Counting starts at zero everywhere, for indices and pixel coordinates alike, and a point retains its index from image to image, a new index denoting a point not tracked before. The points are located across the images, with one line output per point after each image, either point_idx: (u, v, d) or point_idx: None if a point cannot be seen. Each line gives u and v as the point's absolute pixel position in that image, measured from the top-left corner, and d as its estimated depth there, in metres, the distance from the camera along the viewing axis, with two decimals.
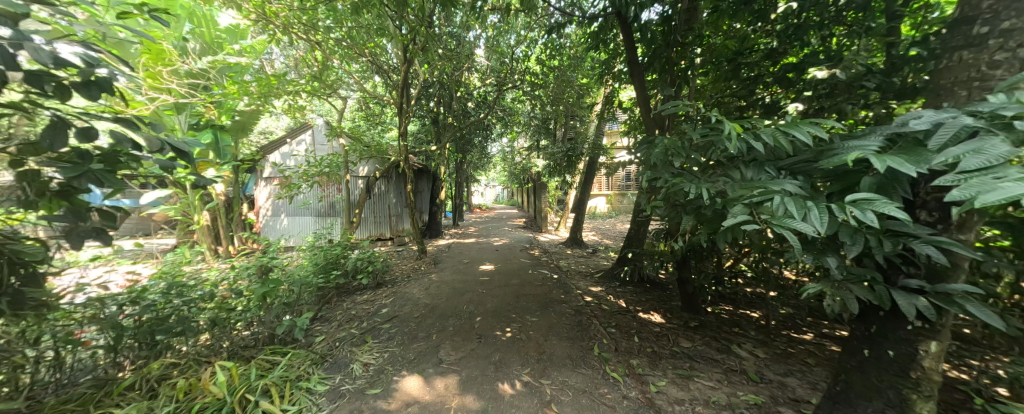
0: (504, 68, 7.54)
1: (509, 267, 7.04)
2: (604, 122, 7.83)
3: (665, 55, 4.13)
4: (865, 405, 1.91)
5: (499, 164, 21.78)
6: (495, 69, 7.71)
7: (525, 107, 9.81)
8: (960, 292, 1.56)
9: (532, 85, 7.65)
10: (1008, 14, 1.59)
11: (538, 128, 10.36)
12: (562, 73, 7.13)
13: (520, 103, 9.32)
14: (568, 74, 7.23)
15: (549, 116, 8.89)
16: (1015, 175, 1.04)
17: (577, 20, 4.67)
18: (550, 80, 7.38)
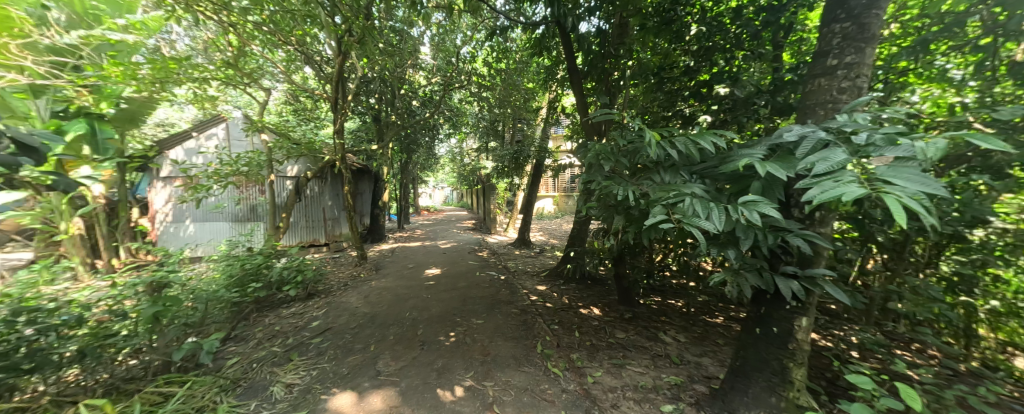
0: (451, 68, 7.42)
1: (456, 270, 6.92)
2: (550, 126, 8.10)
3: (601, 65, 4.47)
4: (756, 377, 2.23)
5: (447, 164, 21.39)
6: (442, 68, 7.58)
7: (473, 108, 9.74)
8: (821, 275, 1.90)
9: (479, 86, 7.61)
10: (849, 51, 1.99)
11: (485, 129, 10.34)
12: (509, 76, 7.21)
13: (468, 104, 9.24)
14: (515, 77, 7.28)
15: (498, 118, 8.96)
16: (849, 178, 1.29)
17: (522, 26, 4.77)
18: (497, 82, 7.42)
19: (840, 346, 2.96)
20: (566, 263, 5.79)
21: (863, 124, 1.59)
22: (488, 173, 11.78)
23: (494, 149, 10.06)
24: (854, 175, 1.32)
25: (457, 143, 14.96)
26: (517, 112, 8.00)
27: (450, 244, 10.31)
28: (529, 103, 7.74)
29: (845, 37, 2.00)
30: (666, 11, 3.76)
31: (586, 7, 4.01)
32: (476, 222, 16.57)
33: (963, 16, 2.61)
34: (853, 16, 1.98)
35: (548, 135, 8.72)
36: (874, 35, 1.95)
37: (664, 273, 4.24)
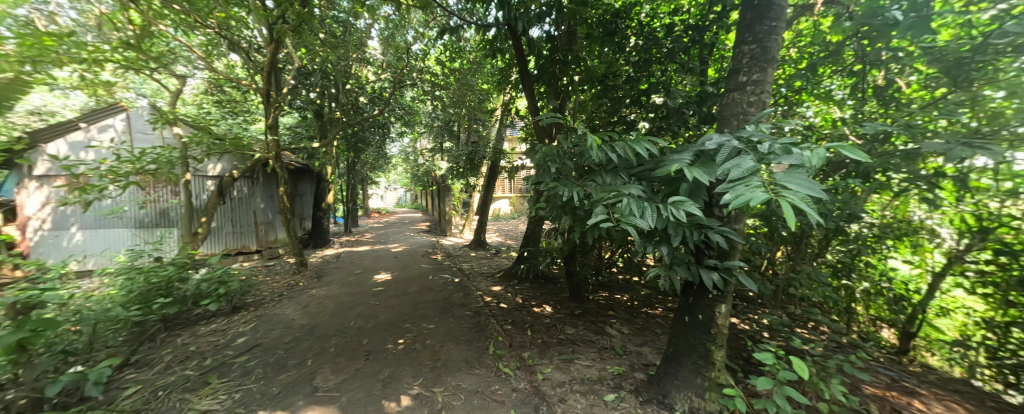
0: (401, 65, 7.13)
1: (408, 274, 6.67)
2: (505, 127, 8.12)
3: (552, 71, 4.36)
4: (685, 361, 2.44)
5: (399, 165, 20.58)
6: (392, 64, 7.25)
7: (426, 107, 9.46)
8: (735, 266, 2.15)
9: (432, 85, 7.39)
10: (756, 69, 2.28)
11: (439, 129, 10.08)
12: (462, 76, 6.99)
13: (421, 103, 8.93)
14: (469, 78, 7.05)
15: (452, 118, 8.76)
16: (755, 183, 1.48)
17: (475, 27, 4.74)
18: (451, 82, 7.26)
19: (753, 328, 3.37)
20: (519, 263, 5.85)
21: (767, 135, 1.82)
22: (442, 174, 11.52)
23: (448, 149, 9.85)
24: (759, 180, 1.51)
25: (410, 142, 14.45)
26: (472, 114, 7.92)
27: (402, 247, 9.90)
28: (484, 104, 7.70)
29: (753, 58, 2.28)
30: (608, 23, 3.99)
31: (539, 11, 4.07)
32: (432, 224, 16.18)
33: (841, 46, 3.14)
34: (758, 39, 2.27)
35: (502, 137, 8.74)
36: (773, 57, 2.26)
37: (609, 270, 4.49)
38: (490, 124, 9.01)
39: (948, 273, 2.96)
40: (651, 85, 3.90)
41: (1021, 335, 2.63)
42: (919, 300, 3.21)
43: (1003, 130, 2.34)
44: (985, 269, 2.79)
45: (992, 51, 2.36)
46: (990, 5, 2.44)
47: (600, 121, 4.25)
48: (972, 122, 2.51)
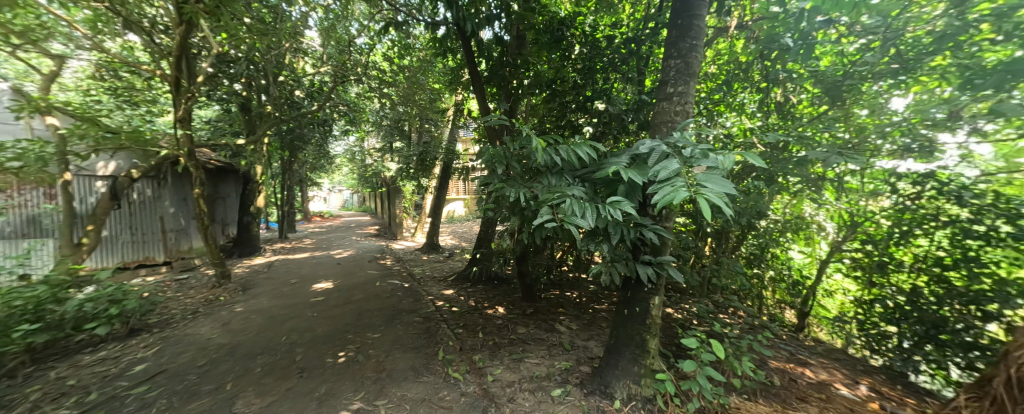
0: (343, 59, 6.68)
1: (353, 281, 6.28)
2: (458, 128, 7.99)
3: (501, 73, 4.47)
4: (624, 351, 2.60)
5: (345, 165, 19.34)
6: (335, 58, 6.78)
7: (373, 105, 8.97)
8: (666, 261, 2.36)
9: (379, 82, 7.03)
10: (681, 82, 2.52)
11: (388, 129, 9.62)
12: (412, 74, 6.73)
13: (367, 100, 8.46)
14: (419, 76, 6.82)
15: (402, 117, 8.41)
16: (680, 183, 1.66)
17: (424, 25, 4.65)
18: (400, 80, 6.96)
19: (684, 317, 3.70)
20: (472, 265, 5.81)
21: (690, 141, 2.03)
22: (392, 176, 11.03)
23: (398, 150, 9.43)
24: (683, 181, 1.69)
25: (355, 141, 13.62)
26: (423, 113, 7.67)
27: (346, 253, 9.31)
28: (436, 103, 7.49)
29: (678, 72, 2.53)
30: (554, 30, 4.17)
31: (489, 14, 4.14)
32: (381, 227, 15.43)
33: (751, 66, 3.61)
34: (682, 55, 2.52)
35: (455, 139, 8.59)
36: (694, 72, 2.53)
37: (560, 269, 4.66)
38: (442, 124, 8.80)
39: (831, 260, 3.58)
40: (595, 93, 4.12)
41: (880, 309, 3.19)
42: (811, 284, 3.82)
43: (867, 142, 2.93)
44: (857, 256, 3.42)
45: (857, 77, 2.90)
46: (856, 38, 2.97)
47: (550, 125, 4.41)
48: (844, 134, 3.09)
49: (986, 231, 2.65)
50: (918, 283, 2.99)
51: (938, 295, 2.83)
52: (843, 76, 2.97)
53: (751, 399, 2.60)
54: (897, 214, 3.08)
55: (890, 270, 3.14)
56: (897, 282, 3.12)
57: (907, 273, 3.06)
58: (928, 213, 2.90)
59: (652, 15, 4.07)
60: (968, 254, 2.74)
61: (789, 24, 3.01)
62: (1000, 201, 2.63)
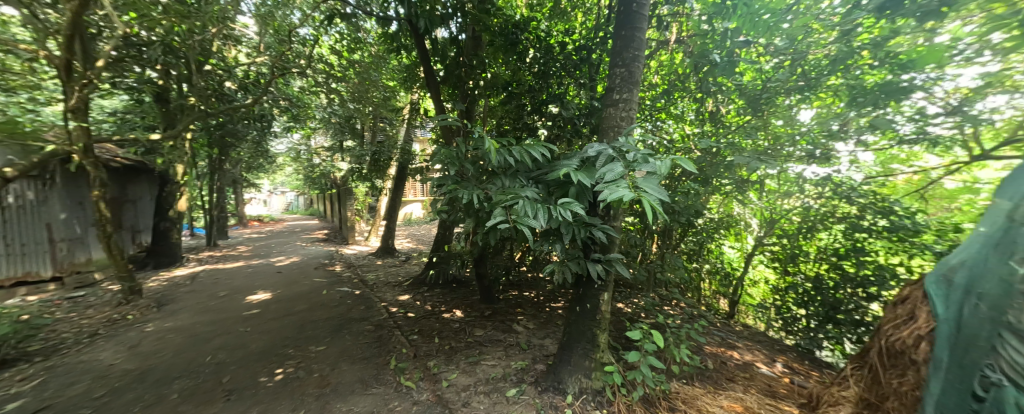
0: (285, 50, 6.22)
1: (295, 291, 5.85)
2: (414, 128, 7.76)
3: (457, 73, 4.44)
4: (576, 347, 2.69)
5: (288, 165, 17.95)
6: (275, 49, 6.29)
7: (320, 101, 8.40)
8: (614, 258, 2.50)
9: (326, 77, 6.63)
10: (626, 90, 2.68)
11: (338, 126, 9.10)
12: (363, 69, 6.43)
13: (314, 96, 7.94)
14: (371, 73, 6.53)
15: (352, 115, 8.00)
16: (623, 184, 1.79)
17: (373, 19, 4.46)
18: (351, 75, 6.63)
19: (631, 311, 3.91)
20: (429, 269, 5.69)
21: (633, 146, 2.16)
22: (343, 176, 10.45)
23: (348, 149, 8.93)
24: (626, 182, 1.82)
25: (299, 139, 12.68)
26: (377, 111, 7.37)
27: (289, 260, 8.64)
28: (390, 101, 7.23)
29: (623, 80, 2.69)
30: (508, 33, 4.24)
31: (443, 12, 4.06)
32: (331, 231, 14.55)
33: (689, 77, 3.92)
34: (625, 64, 2.69)
35: (411, 138, 8.34)
36: (637, 80, 2.70)
37: (519, 269, 4.63)
38: (397, 124, 8.49)
39: (755, 253, 4.03)
40: (549, 97, 4.23)
41: (794, 294, 3.74)
42: (738, 275, 4.28)
43: (781, 149, 3.38)
44: (775, 249, 3.91)
45: (772, 91, 3.35)
46: (768, 58, 3.38)
47: (509, 127, 4.48)
48: (764, 142, 3.49)
49: (869, 225, 3.24)
50: (822, 272, 3.53)
51: (837, 280, 3.39)
52: (761, 90, 3.41)
53: (688, 382, 2.85)
54: (805, 212, 3.56)
55: (797, 257, 3.71)
56: (806, 270, 3.67)
57: (810, 261, 3.63)
58: (828, 210, 3.43)
59: (601, 26, 4.26)
60: (856, 245, 3.30)
61: (717, 42, 3.39)
62: (878, 200, 3.18)
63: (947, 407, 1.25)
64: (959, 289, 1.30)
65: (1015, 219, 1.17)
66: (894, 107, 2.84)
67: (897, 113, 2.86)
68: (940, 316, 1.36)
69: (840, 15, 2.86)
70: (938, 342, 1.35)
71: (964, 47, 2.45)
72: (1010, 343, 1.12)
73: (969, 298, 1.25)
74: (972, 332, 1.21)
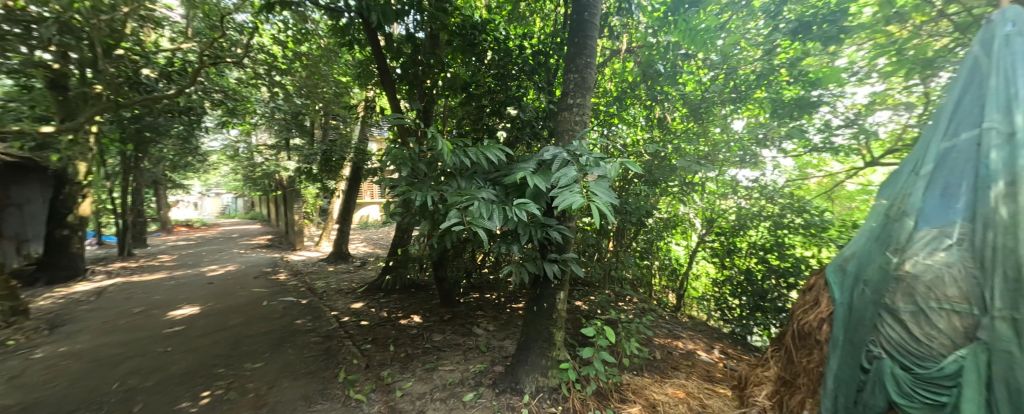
0: (218, 37, 5.68)
1: (230, 304, 5.35)
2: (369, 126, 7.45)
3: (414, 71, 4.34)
4: (533, 347, 2.73)
5: (224, 165, 16.39)
6: (208, 36, 5.73)
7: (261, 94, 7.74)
8: (570, 258, 2.58)
9: (268, 69, 6.15)
10: (578, 95, 2.79)
11: (282, 123, 8.48)
12: (312, 63, 6.06)
13: (254, 90, 7.33)
14: (320, 66, 6.17)
15: (300, 112, 7.50)
16: (575, 189, 1.86)
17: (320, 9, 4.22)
18: (298, 68, 6.21)
19: (588, 308, 4.02)
20: (385, 274, 5.48)
21: (586, 150, 2.25)
22: (289, 177, 9.75)
23: (294, 148, 8.33)
24: (579, 187, 1.90)
25: (237, 136, 11.61)
26: (328, 108, 6.99)
27: (225, 270, 7.89)
28: (342, 98, 6.89)
29: (577, 86, 2.79)
30: (466, 33, 4.23)
31: (398, 8, 3.95)
32: (276, 236, 13.53)
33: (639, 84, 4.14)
34: (579, 70, 2.79)
35: (367, 137, 8.00)
36: (590, 86, 2.82)
37: (481, 271, 4.62)
38: (350, 121, 8.07)
39: (698, 250, 4.36)
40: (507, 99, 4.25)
41: (730, 287, 4.11)
42: (683, 269, 4.60)
43: (718, 155, 3.72)
44: (714, 246, 4.24)
45: (709, 102, 3.62)
46: (707, 71, 3.67)
47: (468, 128, 4.44)
48: (704, 148, 3.81)
49: (788, 222, 3.66)
50: (752, 265, 3.89)
51: (763, 273, 3.77)
52: (701, 100, 3.66)
53: (638, 373, 3.02)
54: (739, 211, 3.93)
55: (733, 252, 4.03)
56: (738, 264, 4.00)
57: (742, 256, 3.97)
58: (756, 210, 3.82)
59: (558, 32, 4.39)
60: (779, 240, 3.71)
61: (662, 54, 3.63)
62: (794, 201, 3.64)
63: (841, 380, 1.46)
64: (851, 277, 1.53)
65: (891, 215, 1.47)
66: (807, 119, 3.25)
67: (810, 125, 3.27)
68: (837, 300, 1.58)
69: (763, 37, 3.36)
70: (836, 323, 1.55)
71: (857, 70, 2.98)
72: (885, 321, 1.34)
73: (858, 285, 1.47)
74: (861, 313, 1.42)
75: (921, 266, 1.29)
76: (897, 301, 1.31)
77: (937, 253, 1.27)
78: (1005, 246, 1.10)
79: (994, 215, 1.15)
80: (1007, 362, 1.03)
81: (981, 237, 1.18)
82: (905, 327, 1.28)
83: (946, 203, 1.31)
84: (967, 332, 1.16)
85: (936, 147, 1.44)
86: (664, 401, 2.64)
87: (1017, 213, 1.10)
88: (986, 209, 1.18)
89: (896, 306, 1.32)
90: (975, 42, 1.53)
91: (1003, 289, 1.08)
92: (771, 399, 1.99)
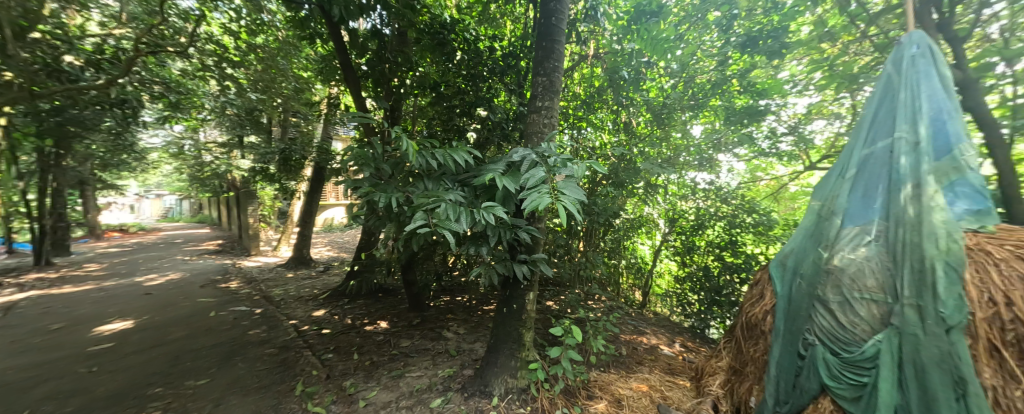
0: (157, 24, 5.21)
1: (171, 316, 4.91)
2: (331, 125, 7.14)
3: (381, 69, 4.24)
4: (502, 348, 2.72)
5: (167, 164, 15.06)
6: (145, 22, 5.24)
7: (210, 88, 7.20)
8: (540, 258, 2.59)
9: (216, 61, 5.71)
10: (546, 98, 2.82)
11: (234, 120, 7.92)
12: (268, 56, 5.72)
13: (200, 83, 6.80)
14: (277, 60, 5.84)
15: (255, 108, 7.06)
16: (542, 189, 1.88)
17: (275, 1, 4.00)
18: (251, 61, 5.83)
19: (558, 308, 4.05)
20: (349, 279, 5.28)
21: (554, 152, 2.27)
22: (242, 178, 9.12)
23: (248, 146, 7.80)
24: (547, 188, 1.92)
25: (182, 132, 10.68)
26: (286, 104, 6.62)
27: (168, 279, 7.25)
28: (302, 94, 6.55)
29: (545, 89, 2.82)
30: (435, 32, 4.18)
31: (362, 3, 3.84)
32: (229, 241, 12.64)
33: None
34: (546, 74, 2.83)
35: (330, 136, 7.67)
36: (557, 89, 2.86)
37: (451, 274, 4.55)
38: (312, 118, 7.68)
39: (661, 249, 4.54)
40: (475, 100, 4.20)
41: (689, 283, 4.32)
42: (649, 267, 4.70)
43: (679, 158, 3.90)
44: (675, 245, 4.43)
45: (670, 107, 3.76)
46: (668, 79, 3.85)
47: (436, 128, 4.37)
48: (667, 151, 3.93)
49: (741, 221, 3.91)
50: (709, 262, 4.11)
51: (719, 269, 4.00)
52: (662, 106, 3.81)
53: (605, 370, 3.09)
54: (697, 212, 4.16)
55: (692, 249, 4.23)
56: (697, 261, 4.21)
57: (700, 254, 4.19)
58: (713, 210, 4.06)
59: (526, 36, 4.42)
60: (732, 239, 3.95)
61: (625, 61, 3.75)
62: (744, 203, 3.90)
63: (782, 366, 1.58)
64: (789, 272, 1.68)
65: (823, 215, 1.63)
66: (756, 126, 3.58)
67: (758, 131, 3.61)
68: (778, 293, 1.71)
69: (716, 49, 3.66)
70: (777, 314, 1.68)
71: (797, 82, 3.34)
72: (819, 311, 1.48)
73: (796, 279, 1.62)
74: (799, 305, 1.56)
75: (846, 260, 1.45)
76: (828, 292, 1.46)
77: (859, 249, 1.43)
78: (912, 242, 1.28)
79: (904, 216, 1.34)
80: (916, 342, 1.20)
81: (894, 234, 1.36)
82: (834, 315, 1.43)
83: (866, 204, 1.49)
84: (882, 318, 1.32)
85: (856, 154, 1.63)
86: (628, 395, 2.73)
87: (922, 214, 1.29)
88: (898, 210, 1.36)
89: (826, 296, 1.47)
90: (887, 60, 1.73)
91: (912, 279, 1.25)
92: (724, 387, 2.11)
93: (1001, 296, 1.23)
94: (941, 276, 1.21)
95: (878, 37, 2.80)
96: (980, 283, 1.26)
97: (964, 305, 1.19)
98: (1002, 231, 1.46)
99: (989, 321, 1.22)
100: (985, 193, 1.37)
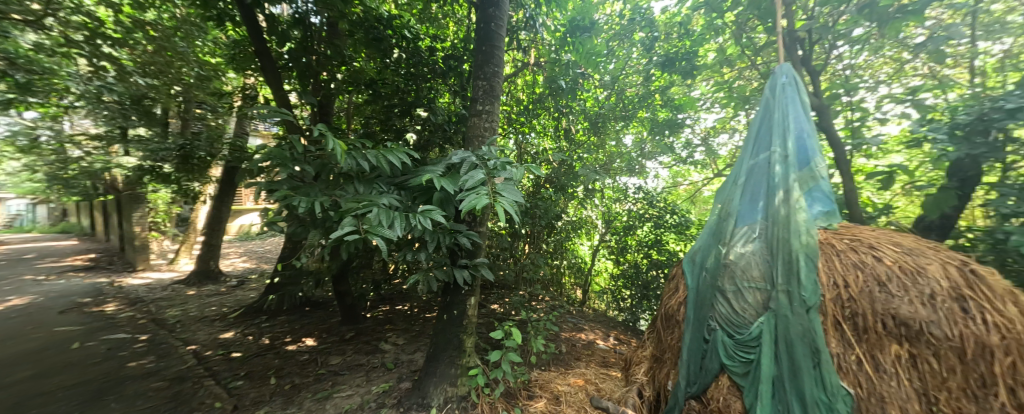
0: None
1: (18, 351, 3.91)
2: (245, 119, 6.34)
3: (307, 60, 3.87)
4: (442, 356, 2.61)
5: (15, 161, 12.07)
6: None
7: (79, 69, 5.93)
8: (481, 263, 2.52)
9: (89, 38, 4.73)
10: (486, 102, 2.79)
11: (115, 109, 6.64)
12: (162, 37, 4.89)
13: (65, 63, 5.58)
14: (175, 42, 5.02)
15: (144, 97, 5.98)
16: (481, 191, 1.83)
17: None
18: (140, 41, 4.94)
19: (501, 311, 4.03)
20: (268, 293, 4.70)
21: (495, 155, 2.24)
22: (127, 178, 7.66)
23: (135, 140, 6.57)
24: (486, 189, 1.88)
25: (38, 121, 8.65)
26: (188, 93, 5.73)
27: (15, 304, 5.79)
28: (208, 83, 5.71)
29: (485, 92, 2.79)
30: (369, 27, 3.95)
31: None
32: (108, 254, 10.53)
33: None
34: (487, 78, 2.81)
35: (244, 132, 6.80)
36: (497, 94, 2.84)
37: (389, 282, 4.28)
38: (221, 111, 6.73)
39: (597, 250, 4.76)
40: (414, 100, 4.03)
41: (622, 280, 4.58)
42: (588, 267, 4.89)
43: (612, 164, 4.15)
44: (610, 245, 4.68)
45: (605, 117, 4.03)
46: (602, 90, 4.07)
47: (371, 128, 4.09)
48: (601, 156, 4.16)
49: (666, 222, 4.27)
50: (639, 259, 4.41)
51: (647, 266, 4.30)
52: (597, 115, 4.04)
53: (546, 369, 3.13)
54: (627, 214, 4.50)
55: (625, 249, 4.50)
56: (629, 259, 4.49)
57: (632, 253, 4.47)
58: (642, 212, 4.40)
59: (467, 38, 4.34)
60: (656, 239, 4.30)
61: (562, 70, 3.88)
62: (667, 205, 4.32)
63: (690, 351, 1.72)
64: (696, 266, 1.84)
65: (722, 215, 1.81)
66: (676, 137, 3.96)
67: (677, 142, 4.01)
68: (688, 285, 1.86)
69: (641, 65, 3.98)
70: (688, 303, 1.82)
71: (706, 100, 3.79)
72: (718, 299, 1.64)
73: (702, 272, 1.78)
74: (703, 295, 1.71)
75: (738, 254, 1.62)
76: (725, 283, 1.63)
77: (747, 244, 1.62)
78: (783, 238, 1.48)
79: (778, 216, 1.54)
80: (787, 322, 1.38)
81: (771, 231, 1.55)
82: (730, 303, 1.59)
83: (753, 205, 1.68)
84: (764, 302, 1.50)
85: (745, 164, 1.84)
86: (566, 391, 2.78)
87: (790, 214, 1.50)
88: (773, 210, 1.56)
89: (724, 287, 1.63)
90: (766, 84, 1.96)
91: (784, 268, 1.44)
92: (647, 374, 2.25)
93: (841, 280, 1.41)
94: (804, 265, 1.41)
95: (765, 66, 3.33)
96: (827, 270, 1.44)
97: (820, 288, 1.39)
98: (844, 227, 1.74)
99: (833, 302, 1.39)
100: (833, 197, 1.63)
